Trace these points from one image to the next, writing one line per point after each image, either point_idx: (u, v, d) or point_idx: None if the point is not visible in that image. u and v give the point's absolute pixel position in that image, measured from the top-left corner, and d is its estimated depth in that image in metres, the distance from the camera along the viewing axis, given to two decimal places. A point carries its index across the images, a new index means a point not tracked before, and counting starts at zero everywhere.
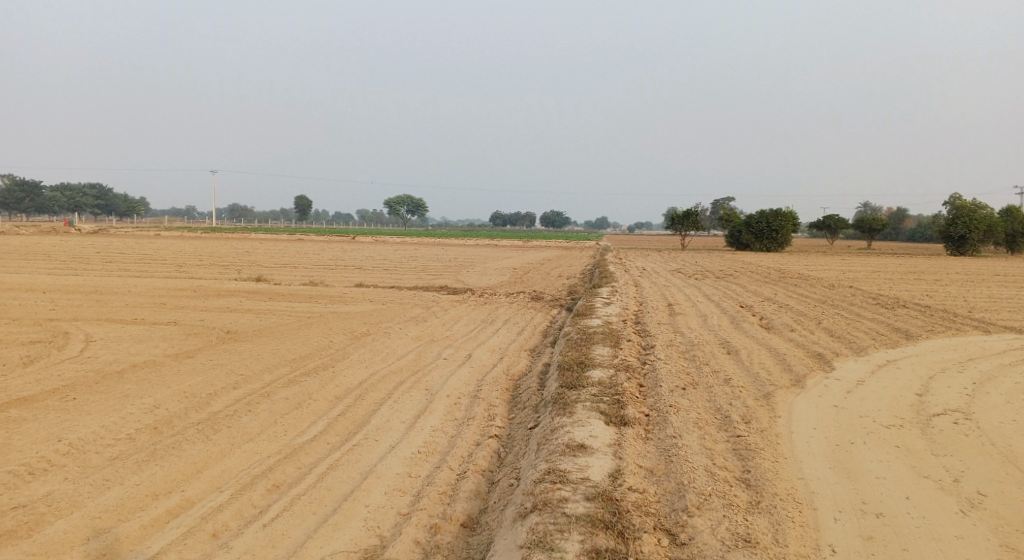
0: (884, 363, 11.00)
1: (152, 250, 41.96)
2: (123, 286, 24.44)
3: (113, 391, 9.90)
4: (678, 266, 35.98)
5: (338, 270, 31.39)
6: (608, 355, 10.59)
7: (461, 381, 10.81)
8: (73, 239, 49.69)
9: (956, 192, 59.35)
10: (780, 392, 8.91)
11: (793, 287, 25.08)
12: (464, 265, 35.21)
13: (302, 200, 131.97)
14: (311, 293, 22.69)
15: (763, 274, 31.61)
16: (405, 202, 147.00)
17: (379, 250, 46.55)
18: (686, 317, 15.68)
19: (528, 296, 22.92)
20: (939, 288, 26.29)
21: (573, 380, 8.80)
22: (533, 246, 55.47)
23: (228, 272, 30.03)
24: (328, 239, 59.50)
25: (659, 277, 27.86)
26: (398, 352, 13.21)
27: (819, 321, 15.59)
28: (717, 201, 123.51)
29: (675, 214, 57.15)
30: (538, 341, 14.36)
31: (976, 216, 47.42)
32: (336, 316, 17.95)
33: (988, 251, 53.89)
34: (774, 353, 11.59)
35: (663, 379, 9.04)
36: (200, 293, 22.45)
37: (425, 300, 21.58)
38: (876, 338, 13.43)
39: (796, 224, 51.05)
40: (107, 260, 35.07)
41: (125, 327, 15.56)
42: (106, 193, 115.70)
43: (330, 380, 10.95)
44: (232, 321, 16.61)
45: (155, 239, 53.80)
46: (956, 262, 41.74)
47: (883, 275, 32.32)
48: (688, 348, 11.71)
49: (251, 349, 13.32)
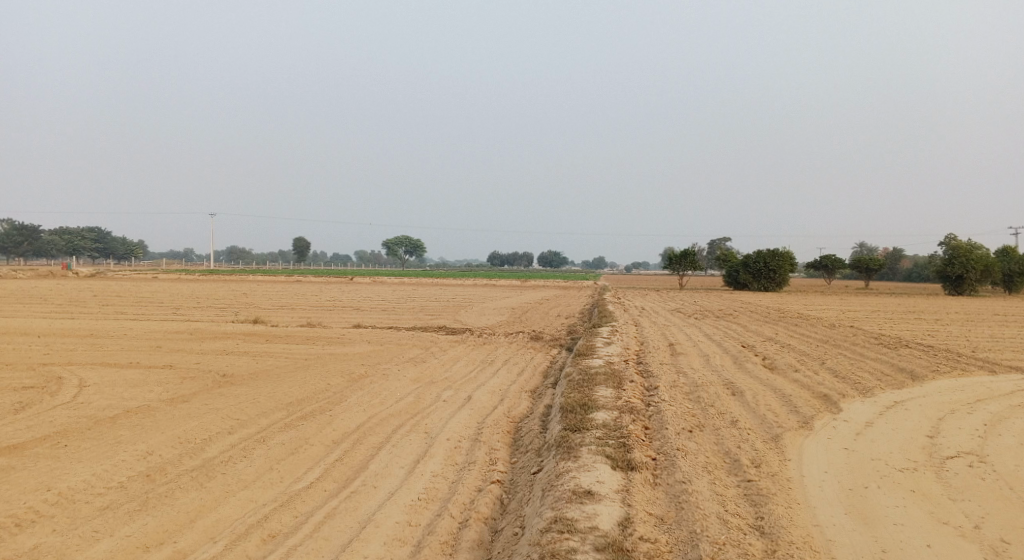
0: (891, 404, 10.82)
1: (148, 292, 41.76)
2: (120, 329, 24.24)
3: (105, 437, 9.67)
4: (677, 305, 35.88)
5: (336, 311, 31.23)
6: (611, 397, 10.39)
7: (462, 424, 10.60)
8: (71, 283, 49.70)
9: (951, 233, 59.57)
10: (789, 434, 8.71)
11: (794, 327, 24.91)
12: (463, 305, 35.06)
13: (299, 243, 132.05)
14: (308, 335, 22.48)
15: (763, 313, 31.46)
16: (404, 243, 147.44)
17: (378, 290, 46.45)
18: (688, 357, 15.50)
19: (528, 336, 22.73)
20: (941, 327, 26.14)
21: (577, 423, 8.61)
22: (532, 286, 55.40)
23: (225, 314, 29.85)
24: (326, 280, 59.47)
25: (659, 317, 27.71)
26: (397, 394, 12.99)
27: (823, 361, 15.40)
28: (713, 242, 124.11)
29: (672, 254, 57.18)
30: (539, 382, 14.15)
31: (973, 256, 47.51)
32: (334, 358, 17.73)
33: (986, 290, 53.89)
34: (779, 393, 11.40)
35: (668, 422, 8.85)
36: (196, 335, 22.23)
37: (424, 341, 21.37)
38: (881, 378, 13.25)
39: (793, 264, 51.10)
40: (104, 304, 34.90)
41: (120, 371, 15.34)
42: (104, 235, 115.87)
43: (328, 424, 10.72)
44: (228, 364, 16.40)
45: (153, 281, 53.83)
46: (955, 301, 41.63)
47: (883, 315, 32.21)
48: (693, 389, 11.52)
49: (247, 392, 13.09)
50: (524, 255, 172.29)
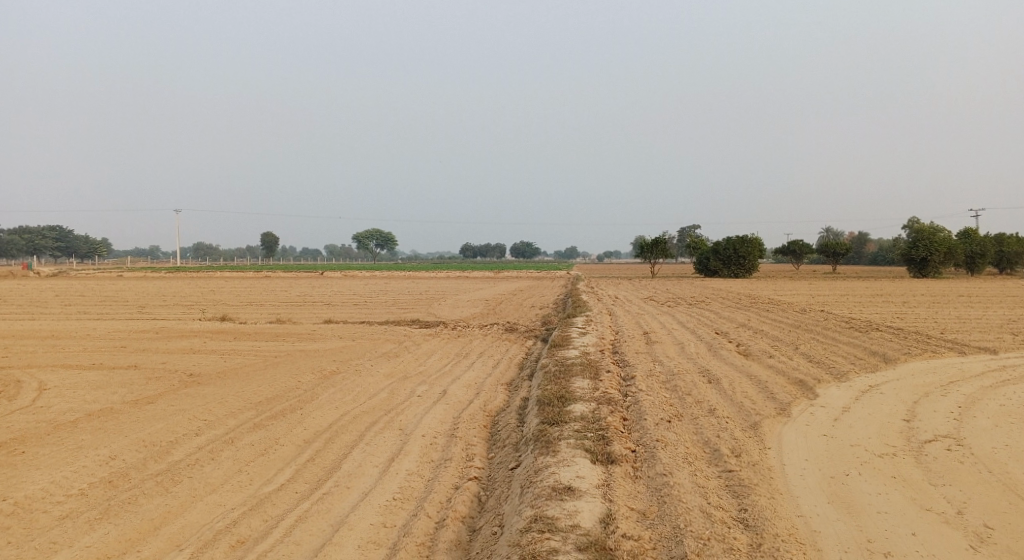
0: (866, 388, 10.83)
1: (112, 292, 40.78)
2: (82, 329, 23.59)
3: (65, 443, 9.30)
4: (650, 294, 35.95)
5: (306, 306, 30.77)
6: (588, 388, 10.25)
7: (437, 420, 10.38)
8: (32, 283, 48.58)
9: (914, 218, 60.54)
10: (767, 421, 8.64)
11: (765, 313, 25.04)
12: (435, 297, 34.79)
13: (267, 238, 130.27)
14: (278, 331, 22.06)
15: (734, 300, 31.66)
16: (374, 237, 146.39)
17: (349, 285, 45.92)
18: (663, 345, 15.44)
19: (501, 328, 22.57)
20: (909, 310, 26.48)
21: (554, 416, 8.45)
22: (504, 277, 55.23)
23: (192, 312, 29.23)
24: (296, 275, 58.77)
25: (632, 305, 27.70)
26: (370, 390, 12.73)
27: (796, 346, 15.43)
28: (682, 230, 125.23)
29: (643, 243, 57.32)
30: (514, 375, 13.99)
31: (936, 239, 48.30)
32: (304, 354, 17.39)
33: (950, 272, 54.86)
34: (755, 380, 11.36)
35: (646, 412, 8.73)
36: (162, 334, 21.69)
37: (397, 335, 21.08)
38: (855, 362, 13.29)
39: (762, 250, 51.56)
40: (66, 304, 34.01)
41: (82, 373, 14.87)
42: (66, 234, 113.24)
43: (299, 423, 10.44)
44: (195, 364, 15.98)
45: (117, 280, 52.80)
46: (920, 284, 42.25)
47: (851, 299, 32.59)
48: (669, 378, 11.43)
49: (215, 392, 12.73)
50: (496, 246, 172.00)
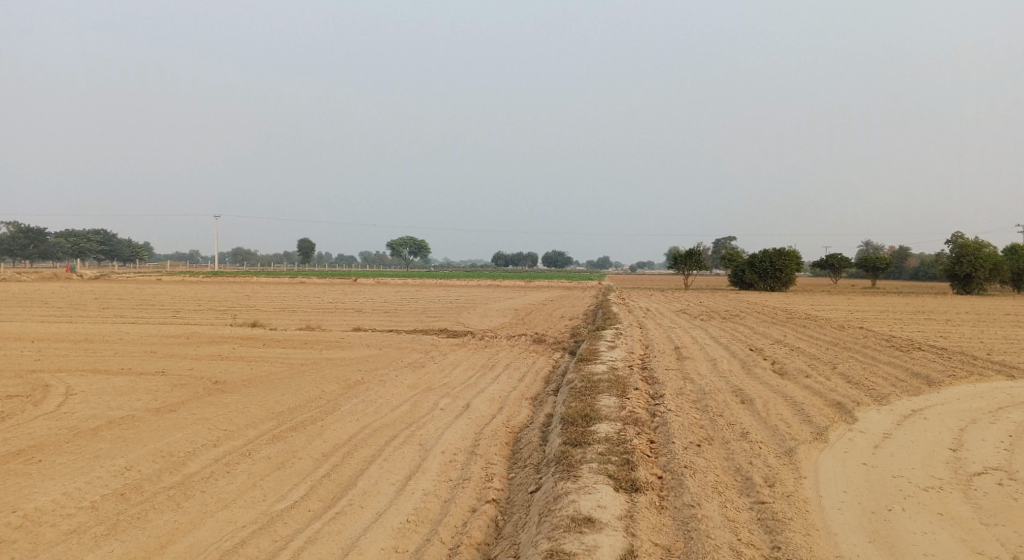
0: (909, 413, 10.28)
1: (149, 296, 41.29)
2: (116, 333, 23.81)
3: (83, 452, 9.20)
4: (682, 306, 35.32)
5: (336, 313, 30.72)
6: (614, 406, 9.90)
7: (458, 435, 10.10)
8: (74, 285, 49.57)
9: (957, 233, 58.86)
10: (802, 447, 8.20)
11: (802, 329, 24.32)
12: (465, 306, 34.59)
13: (304, 244, 131.46)
14: (307, 339, 22.01)
15: (770, 314, 30.89)
16: (408, 244, 146.98)
17: (381, 292, 45.97)
18: (695, 361, 14.96)
19: (530, 339, 22.22)
20: (954, 329, 25.49)
21: (578, 437, 8.12)
22: (537, 286, 54.83)
23: (224, 317, 29.35)
24: (329, 281, 59.14)
25: (664, 318, 27.19)
26: (392, 402, 12.48)
27: (834, 366, 14.85)
28: (717, 242, 124.03)
29: (677, 254, 56.57)
30: (540, 389, 13.64)
31: (981, 254, 46.83)
32: (330, 363, 17.23)
33: (995, 289, 53.24)
34: (791, 402, 10.88)
35: (675, 435, 8.35)
36: (192, 340, 21.77)
37: (424, 345, 20.87)
38: (896, 384, 12.70)
39: (799, 263, 50.49)
40: (103, 307, 34.46)
41: (110, 378, 14.88)
42: (109, 238, 115.91)
43: (318, 435, 10.23)
44: (221, 370, 15.93)
45: (155, 284, 53.63)
46: (965, 301, 40.94)
47: (892, 315, 31.61)
48: (700, 397, 11.01)
49: (238, 401, 12.61)
50: (528, 255, 171.63)
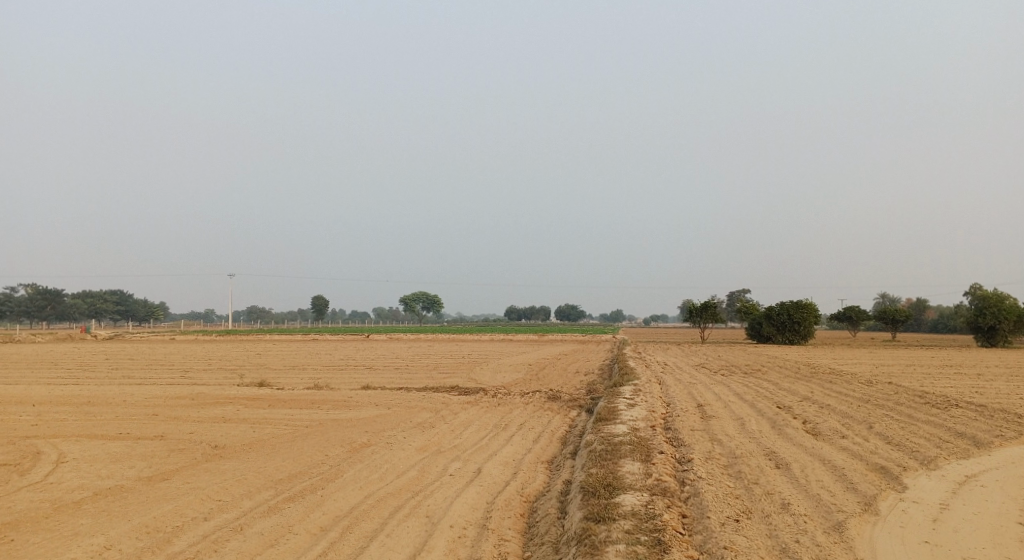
0: (963, 479, 9.39)
1: (159, 355, 40.70)
2: (119, 395, 23.08)
3: (60, 529, 8.47)
4: (701, 360, 34.31)
5: (346, 371, 29.90)
6: (638, 473, 9.10)
7: (468, 506, 9.29)
8: (88, 346, 49.06)
9: (978, 284, 57.63)
10: (852, 521, 7.34)
11: (828, 384, 23.24)
12: (478, 362, 33.75)
13: (318, 300, 131.13)
14: (313, 398, 21.23)
15: (793, 369, 29.82)
16: (421, 299, 146.65)
17: (394, 348, 45.15)
18: (720, 421, 14.07)
19: (545, 396, 21.33)
20: (987, 384, 24.32)
21: (601, 511, 7.35)
22: (551, 340, 53.78)
23: (231, 378, 28.57)
24: (342, 338, 58.50)
25: (683, 374, 26.18)
26: (399, 468, 11.68)
27: (870, 425, 13.89)
28: (732, 294, 123.06)
29: (693, 307, 55.58)
30: (556, 452, 12.77)
31: (1005, 305, 45.62)
32: (336, 424, 16.40)
33: (1020, 341, 51.84)
34: (831, 466, 9.99)
35: (710, 507, 7.57)
36: (195, 401, 21.04)
37: (434, 403, 20.01)
38: (941, 446, 11.74)
39: (818, 316, 49.37)
40: (112, 368, 33.82)
41: (105, 444, 14.14)
42: (126, 298, 116.62)
43: (316, 507, 9.44)
44: (221, 434, 15.16)
45: (168, 343, 53.18)
46: (993, 354, 39.60)
47: (919, 369, 30.45)
48: (731, 462, 10.16)
49: (236, 468, 11.85)
50: (542, 309, 170.72)
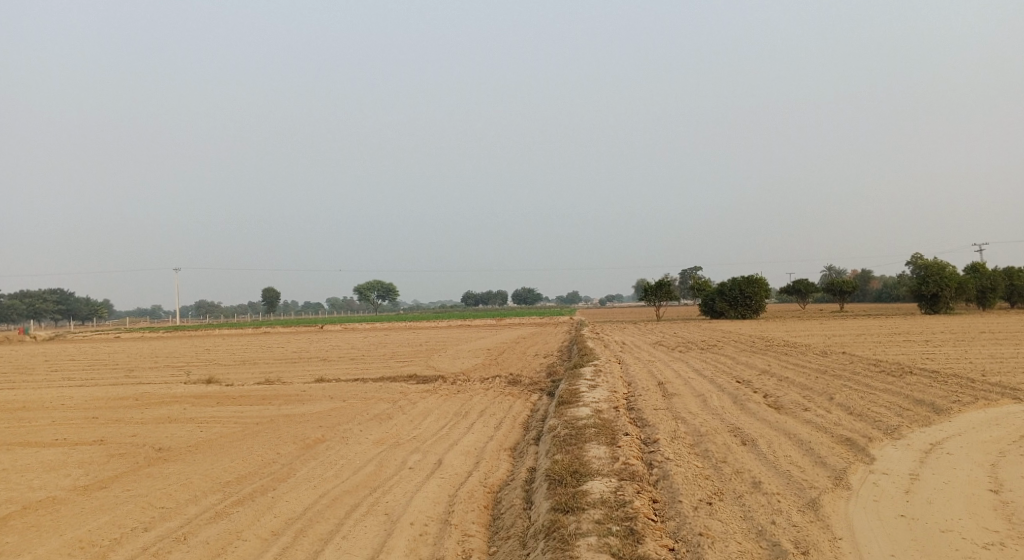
0: (929, 447, 9.30)
1: (103, 355, 39.11)
2: (58, 399, 21.95)
3: None
4: (658, 338, 34.31)
5: (299, 364, 29.07)
6: (605, 457, 8.79)
7: (429, 501, 8.86)
8: (27, 348, 46.95)
9: (919, 254, 59.17)
10: (826, 498, 7.13)
11: (784, 357, 23.40)
12: (436, 348, 33.24)
13: (269, 292, 128.33)
14: (265, 394, 20.46)
15: (748, 343, 29.97)
16: (376, 288, 144.99)
17: (349, 338, 44.27)
18: (683, 398, 13.87)
19: (504, 380, 20.97)
20: (937, 350, 24.78)
21: (568, 500, 7.01)
22: (508, 324, 53.53)
23: (178, 375, 27.49)
24: (296, 329, 57.26)
25: (641, 352, 26.12)
26: (356, 463, 11.18)
27: (831, 396, 13.83)
28: (685, 272, 124.81)
29: (647, 285, 55.85)
30: (519, 438, 12.40)
31: (945, 274, 46.88)
32: (289, 420, 15.76)
33: (961, 307, 53.46)
34: (797, 440, 9.81)
35: (682, 491, 7.29)
36: (139, 402, 20.09)
37: (391, 393, 19.45)
38: (903, 414, 11.69)
39: (769, 290, 50.07)
40: (51, 370, 32.31)
41: (39, 452, 13.30)
42: (67, 297, 112.62)
43: (267, 510, 8.91)
44: (167, 436, 14.42)
45: (113, 342, 51.29)
46: (936, 321, 40.68)
47: (870, 339, 31.00)
48: (698, 441, 9.92)
49: (180, 472, 11.18)
50: (498, 293, 170.73)
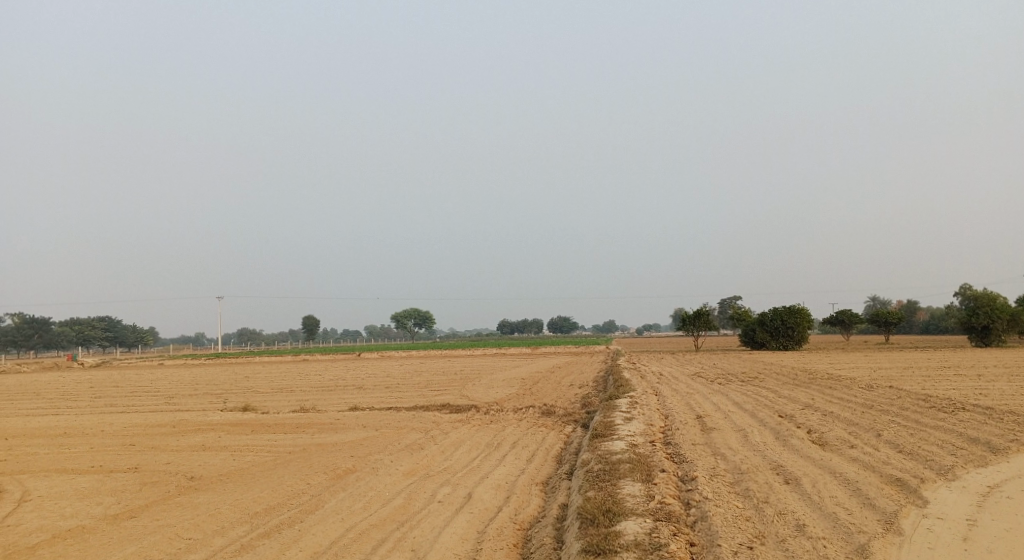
0: (987, 491, 8.77)
1: (145, 382, 39.66)
2: (98, 425, 22.20)
3: None
4: (697, 369, 33.64)
5: (334, 392, 29.06)
6: (639, 495, 8.46)
7: (457, 537, 8.62)
8: (74, 374, 47.92)
9: (969, 284, 57.31)
10: (876, 544, 6.71)
11: (828, 390, 22.65)
12: (471, 377, 33.02)
13: (309, 320, 129.67)
14: (299, 422, 20.43)
15: (790, 375, 29.15)
16: (414, 316, 145.68)
17: (385, 366, 44.32)
18: (722, 433, 13.41)
19: (538, 411, 20.64)
20: (990, 385, 23.73)
21: (600, 542, 6.73)
22: (544, 353, 53.13)
23: (215, 402, 27.66)
24: (333, 357, 57.60)
25: (679, 384, 25.56)
26: (384, 495, 10.98)
27: (879, 433, 13.22)
28: (725, 301, 122.99)
29: (686, 315, 55.02)
30: (551, 472, 12.09)
31: (997, 305, 45.26)
32: (320, 449, 15.66)
33: (1013, 340, 51.51)
34: (843, 480, 9.34)
35: (720, 534, 6.94)
36: (176, 429, 20.23)
37: (424, 423, 19.25)
38: (956, 453, 11.09)
39: (811, 321, 48.87)
40: (94, 396, 32.82)
41: (74, 479, 13.37)
42: (114, 324, 115.26)
43: (293, 543, 8.75)
44: (199, 464, 14.41)
45: (156, 368, 52.11)
46: (988, 354, 39.16)
47: (918, 372, 29.92)
48: (737, 479, 9.51)
49: (210, 502, 11.11)
50: (534, 321, 170.36)
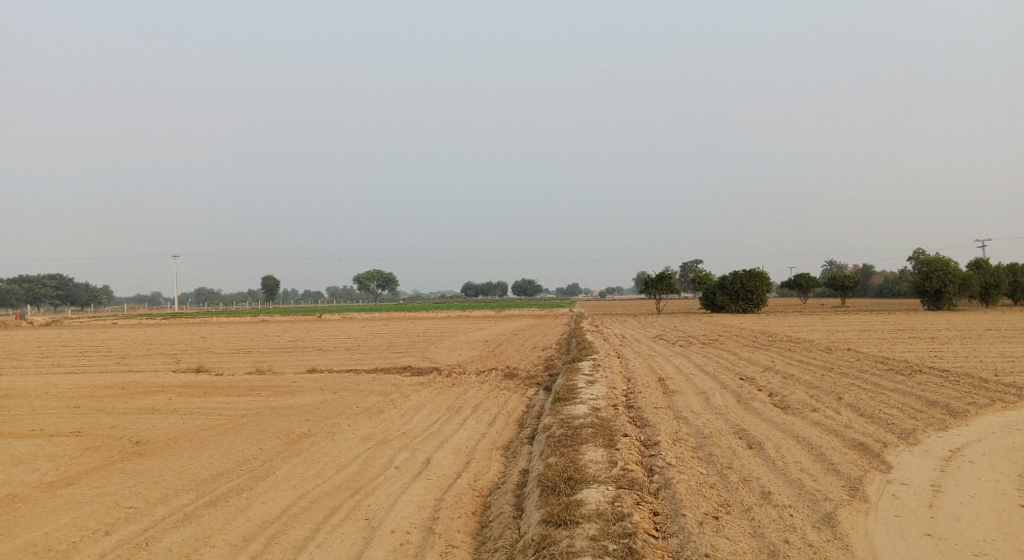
0: (948, 455, 8.72)
1: (96, 341, 38.44)
2: (43, 386, 21.31)
3: None
4: (659, 331, 33.72)
5: (294, 354, 28.41)
6: (601, 461, 8.21)
7: (413, 505, 8.29)
8: (22, 333, 46.27)
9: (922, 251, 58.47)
10: (842, 512, 6.53)
11: (788, 353, 22.78)
12: (434, 339, 32.65)
13: (269, 280, 127.37)
14: (255, 384, 19.85)
15: (750, 338, 29.37)
16: (376, 276, 144.28)
17: (347, 327, 43.73)
18: (684, 396, 13.26)
19: (501, 373, 20.38)
20: (944, 348, 24.16)
21: (561, 512, 6.44)
22: (507, 316, 52.93)
23: (168, 363, 26.81)
24: (293, 318, 56.63)
25: (642, 346, 25.53)
26: (340, 461, 10.60)
27: (839, 396, 13.19)
28: (686, 266, 124.14)
29: (648, 278, 55.22)
30: (512, 436, 11.81)
31: (949, 270, 46.26)
32: (275, 413, 15.17)
33: (964, 304, 52.82)
34: (807, 445, 9.20)
35: (685, 502, 6.72)
36: (125, 391, 19.50)
37: (384, 386, 18.83)
38: (916, 417, 11.07)
39: (771, 284, 49.42)
40: (41, 356, 31.64)
41: (11, 443, 12.69)
42: (67, 283, 111.94)
43: (241, 511, 8.34)
44: (146, 428, 13.81)
45: (110, 328, 50.72)
46: (940, 317, 39.98)
47: (874, 334, 30.41)
48: (700, 444, 9.31)
49: (154, 468, 10.60)
50: (498, 284, 170.31)
